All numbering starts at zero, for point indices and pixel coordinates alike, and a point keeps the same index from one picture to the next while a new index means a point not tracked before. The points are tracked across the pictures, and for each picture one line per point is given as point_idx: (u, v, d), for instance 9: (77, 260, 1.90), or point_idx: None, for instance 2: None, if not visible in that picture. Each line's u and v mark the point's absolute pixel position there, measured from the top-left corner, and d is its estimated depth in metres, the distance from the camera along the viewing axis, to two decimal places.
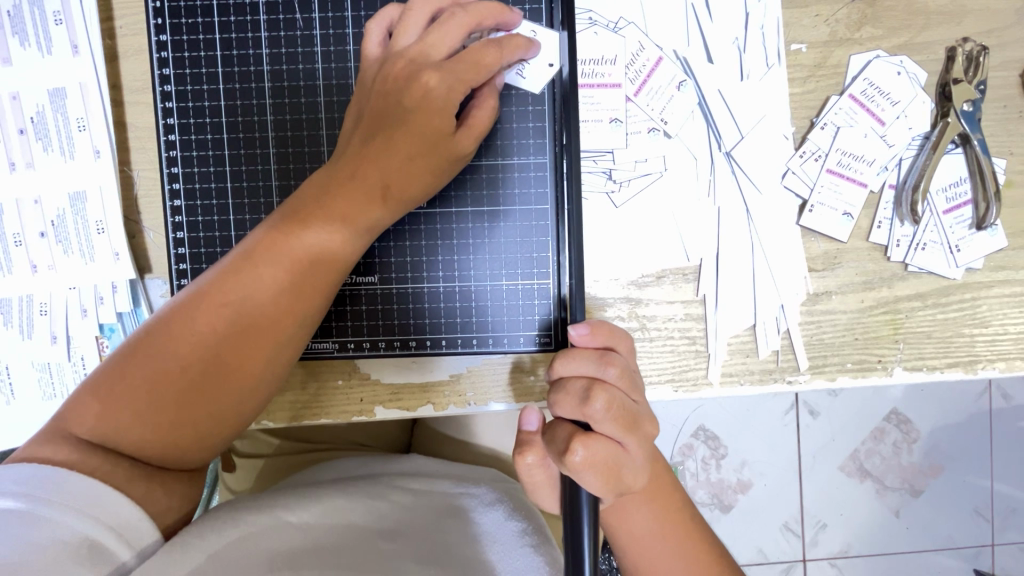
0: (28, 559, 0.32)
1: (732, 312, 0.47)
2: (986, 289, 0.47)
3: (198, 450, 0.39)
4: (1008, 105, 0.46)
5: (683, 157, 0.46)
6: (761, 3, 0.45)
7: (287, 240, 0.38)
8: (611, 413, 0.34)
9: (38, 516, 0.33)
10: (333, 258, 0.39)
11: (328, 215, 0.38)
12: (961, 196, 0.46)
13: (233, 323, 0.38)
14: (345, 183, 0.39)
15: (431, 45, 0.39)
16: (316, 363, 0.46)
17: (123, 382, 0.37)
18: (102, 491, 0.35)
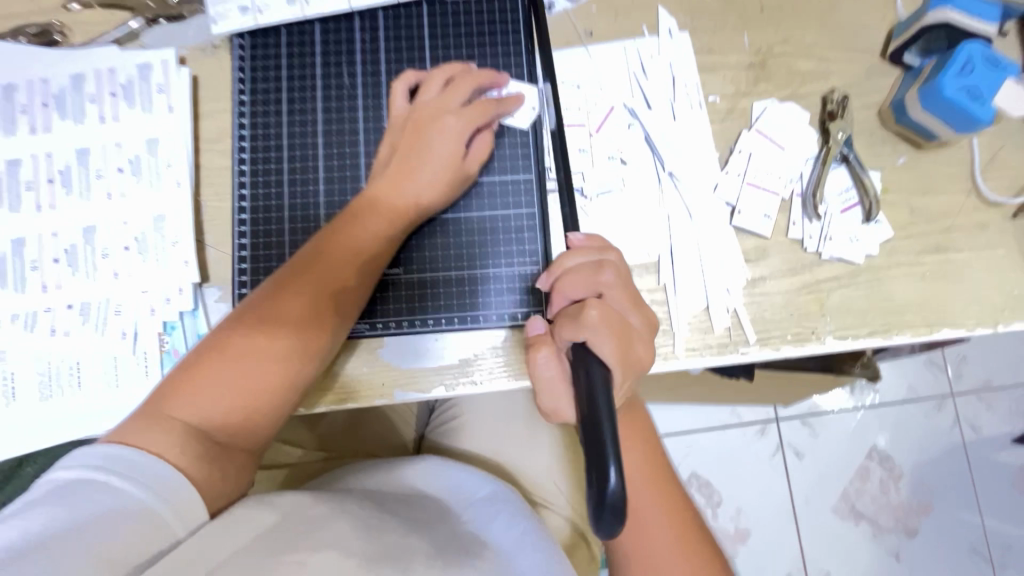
0: (102, 523, 0.38)
1: (688, 297, 0.58)
2: (886, 270, 0.59)
3: (261, 417, 0.48)
4: (873, 133, 0.61)
5: (637, 176, 0.60)
6: (683, 69, 0.62)
7: (339, 248, 0.50)
8: (618, 283, 0.47)
9: (114, 486, 0.40)
10: (373, 259, 0.52)
11: (370, 226, 0.51)
12: (851, 200, 0.60)
13: (297, 316, 0.49)
14: (382, 201, 0.52)
15: (446, 97, 0.54)
16: (350, 343, 0.56)
17: (212, 359, 0.48)
18: (161, 470, 0.42)
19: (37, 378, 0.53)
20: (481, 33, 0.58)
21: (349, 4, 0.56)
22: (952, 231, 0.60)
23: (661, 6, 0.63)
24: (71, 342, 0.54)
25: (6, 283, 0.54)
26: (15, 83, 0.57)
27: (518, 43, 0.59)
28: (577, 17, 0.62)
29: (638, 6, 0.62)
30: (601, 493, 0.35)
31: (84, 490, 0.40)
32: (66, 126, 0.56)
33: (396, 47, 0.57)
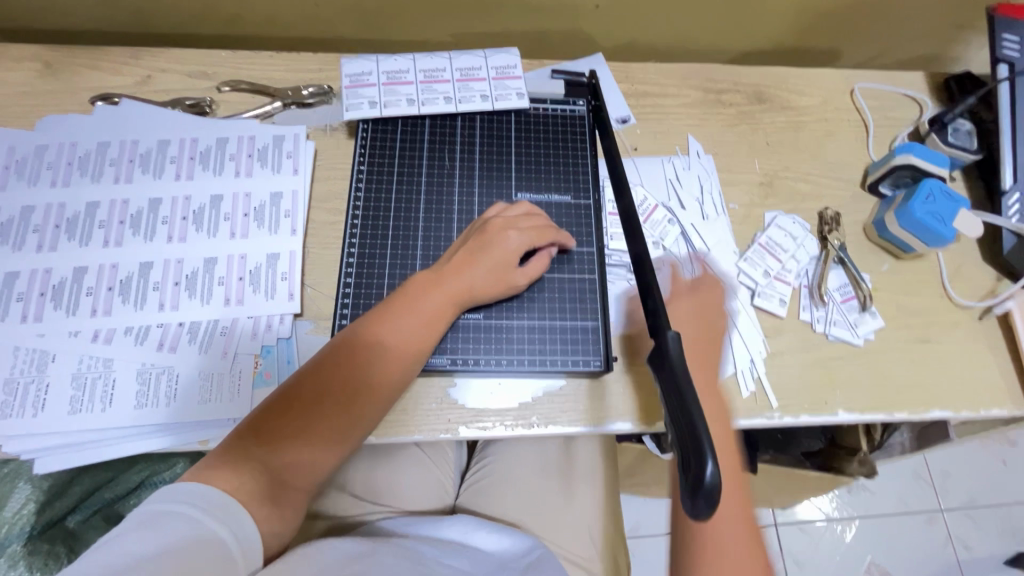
0: (193, 547, 0.41)
1: (719, 363, 0.67)
2: (883, 355, 0.70)
3: (318, 457, 0.54)
4: (860, 244, 0.76)
5: (674, 260, 0.72)
6: (710, 181, 0.77)
7: (408, 330, 0.58)
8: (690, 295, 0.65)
9: (196, 517, 0.44)
10: (430, 327, 0.58)
11: (429, 301, 0.59)
12: (848, 293, 0.72)
13: (365, 387, 0.56)
14: (439, 281, 0.60)
15: (508, 216, 0.64)
16: (428, 376, 0.62)
17: (285, 416, 0.53)
18: (232, 505, 0.46)
19: (135, 387, 0.57)
20: (556, 137, 0.73)
21: (455, 107, 0.71)
22: (932, 326, 0.72)
23: (690, 134, 0.80)
24: (174, 357, 0.59)
25: (128, 299, 0.60)
26: (169, 139, 0.68)
27: (584, 146, 0.73)
28: (625, 136, 0.79)
29: (673, 133, 0.80)
30: (696, 483, 0.36)
31: (175, 517, 0.43)
32: (205, 176, 0.67)
33: (488, 143, 0.72)
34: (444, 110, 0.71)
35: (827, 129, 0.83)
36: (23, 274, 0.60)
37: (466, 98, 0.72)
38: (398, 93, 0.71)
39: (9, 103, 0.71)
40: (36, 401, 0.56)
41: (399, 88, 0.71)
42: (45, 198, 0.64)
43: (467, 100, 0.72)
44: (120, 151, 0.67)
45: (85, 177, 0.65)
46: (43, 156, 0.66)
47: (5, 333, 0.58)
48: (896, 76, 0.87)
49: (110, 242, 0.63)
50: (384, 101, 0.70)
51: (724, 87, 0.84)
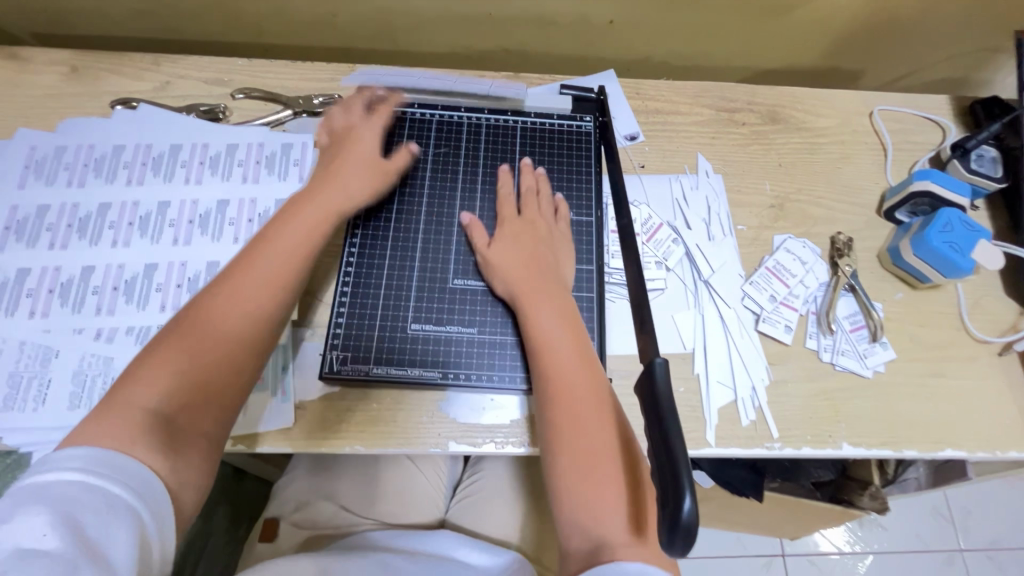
0: (85, 521, 0.40)
1: (719, 389, 0.65)
2: (893, 388, 0.67)
3: (215, 394, 0.51)
4: (874, 271, 0.73)
5: (677, 280, 0.70)
6: (718, 202, 0.75)
7: (294, 242, 0.58)
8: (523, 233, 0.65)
9: (100, 495, 0.41)
10: (298, 253, 0.57)
11: (295, 228, 0.59)
12: (858, 322, 0.70)
13: (251, 311, 0.54)
14: (285, 214, 0.60)
15: (349, 121, 0.69)
16: (420, 388, 0.62)
17: (165, 358, 0.50)
18: (136, 473, 0.44)
19: None
20: (561, 152, 0.72)
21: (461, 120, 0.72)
22: (947, 360, 0.69)
23: (700, 153, 0.78)
24: None
25: (131, 299, 0.62)
26: (181, 144, 0.70)
27: (589, 163, 0.72)
28: (633, 153, 0.77)
29: (682, 151, 0.78)
30: (673, 518, 0.36)
31: (66, 487, 0.41)
32: (214, 181, 0.68)
33: (493, 157, 0.72)
34: (455, 116, 0.73)
35: (843, 151, 0.81)
36: (34, 270, 0.62)
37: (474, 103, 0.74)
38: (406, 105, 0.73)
39: (34, 105, 0.74)
40: (37, 395, 0.57)
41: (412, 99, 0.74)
42: (60, 198, 0.66)
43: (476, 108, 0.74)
44: (134, 154, 0.69)
45: (99, 179, 0.67)
46: (61, 157, 0.68)
47: (14, 328, 0.60)
48: (918, 99, 0.84)
49: (118, 243, 0.64)
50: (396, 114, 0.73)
51: (737, 106, 0.82)
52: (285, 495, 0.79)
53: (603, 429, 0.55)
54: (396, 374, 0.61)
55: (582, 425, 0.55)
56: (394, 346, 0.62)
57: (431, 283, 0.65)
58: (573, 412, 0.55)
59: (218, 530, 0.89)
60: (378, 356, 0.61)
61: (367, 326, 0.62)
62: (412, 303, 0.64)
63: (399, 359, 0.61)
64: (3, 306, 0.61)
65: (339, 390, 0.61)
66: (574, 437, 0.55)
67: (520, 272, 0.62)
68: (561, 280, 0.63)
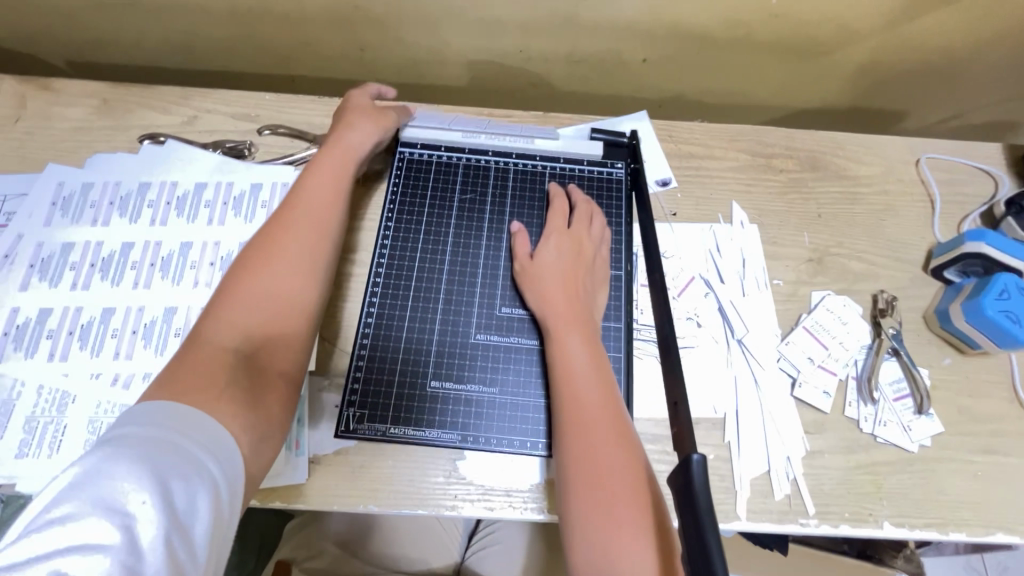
0: (180, 488, 0.35)
1: (751, 458, 0.62)
2: (940, 463, 0.63)
3: (289, 333, 0.51)
4: (920, 333, 0.69)
5: (709, 338, 0.67)
6: (753, 254, 0.72)
7: (326, 190, 0.60)
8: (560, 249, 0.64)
9: (188, 461, 0.37)
10: (331, 211, 0.59)
11: (327, 184, 0.60)
12: (902, 389, 0.66)
13: (301, 253, 0.55)
14: (322, 175, 0.61)
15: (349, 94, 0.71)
16: (437, 448, 0.60)
17: (223, 312, 0.49)
18: (221, 435, 0.41)
19: None
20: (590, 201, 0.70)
21: None
22: (999, 434, 0.64)
23: (735, 201, 0.75)
24: None
25: (149, 343, 0.61)
26: (206, 182, 0.69)
27: (618, 213, 0.70)
28: (665, 200, 0.75)
29: (716, 199, 0.75)
30: None
31: (151, 450, 0.36)
32: (236, 222, 0.67)
33: (520, 205, 0.70)
34: (481, 144, 0.72)
35: (888, 202, 0.77)
36: (56, 311, 0.62)
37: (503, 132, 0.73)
38: None
39: (66, 138, 0.75)
40: (51, 442, 0.56)
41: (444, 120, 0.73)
42: (85, 236, 0.66)
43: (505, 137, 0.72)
44: (159, 192, 0.69)
45: (124, 217, 0.67)
46: (88, 194, 0.68)
47: (32, 371, 0.59)
48: (969, 148, 0.80)
49: (139, 284, 0.64)
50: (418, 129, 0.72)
51: (775, 151, 0.79)
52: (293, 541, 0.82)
53: (621, 459, 0.52)
54: (413, 434, 0.59)
55: (599, 456, 0.52)
56: (412, 405, 0.60)
57: (452, 338, 0.63)
58: (590, 442, 0.53)
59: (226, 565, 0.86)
60: (395, 415, 0.60)
61: (386, 382, 0.61)
62: (432, 359, 0.62)
63: (417, 419, 0.60)
64: (23, 347, 0.60)
65: (355, 447, 0.59)
66: (588, 470, 0.51)
67: (554, 296, 0.61)
68: (593, 306, 0.61)
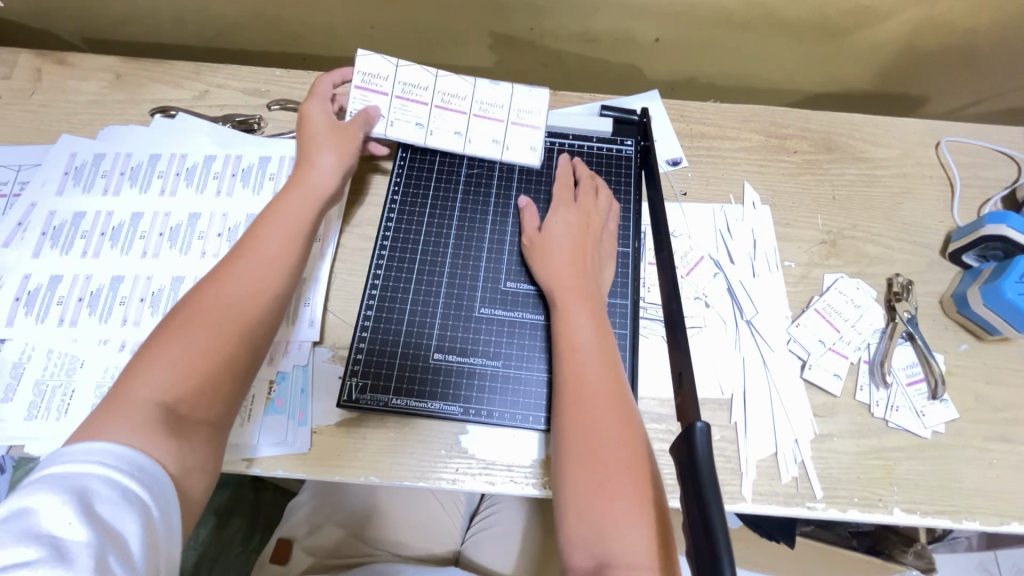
0: (109, 510, 0.38)
1: (758, 440, 0.61)
2: (953, 450, 0.61)
3: (232, 361, 0.49)
4: (936, 318, 0.67)
5: (718, 319, 0.66)
6: (764, 235, 0.71)
7: (285, 209, 0.58)
8: (570, 219, 0.63)
9: (117, 483, 0.40)
10: (292, 240, 0.57)
11: (292, 204, 0.59)
12: (916, 374, 0.64)
13: (255, 276, 0.53)
14: (291, 191, 0.60)
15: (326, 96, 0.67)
16: (438, 421, 0.59)
17: (168, 336, 0.49)
18: (154, 464, 0.42)
19: None
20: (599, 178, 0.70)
21: (501, 152, 0.69)
22: (1016, 423, 0.62)
23: (747, 181, 0.74)
24: None
25: (156, 310, 0.61)
26: (215, 155, 0.70)
27: (627, 191, 0.69)
28: (676, 179, 0.73)
29: (728, 179, 0.74)
30: None
31: (84, 476, 0.39)
32: (244, 194, 0.68)
33: (527, 181, 0.69)
34: (490, 153, 0.69)
35: (905, 185, 0.75)
36: (66, 278, 0.63)
37: (515, 141, 0.69)
38: (447, 122, 0.69)
39: (80, 111, 0.75)
40: (60, 405, 0.57)
41: (449, 117, 0.69)
42: (97, 206, 0.67)
43: (516, 148, 0.69)
44: (169, 164, 0.69)
45: (135, 188, 0.68)
46: (100, 165, 0.69)
47: (42, 336, 0.60)
48: (991, 131, 0.78)
49: (148, 253, 0.64)
50: (392, 118, 0.68)
51: (790, 132, 0.77)
52: (295, 520, 0.80)
53: (620, 432, 0.51)
54: (416, 406, 0.59)
55: (600, 427, 0.51)
56: (416, 376, 0.60)
57: (457, 310, 0.63)
58: (590, 413, 0.52)
59: (232, 541, 0.87)
60: (398, 386, 0.60)
61: (389, 353, 0.61)
62: (436, 331, 0.62)
63: (419, 390, 0.60)
64: (34, 313, 0.61)
65: (357, 418, 0.59)
66: (586, 442, 0.51)
67: (563, 267, 0.60)
68: (599, 282, 0.61)
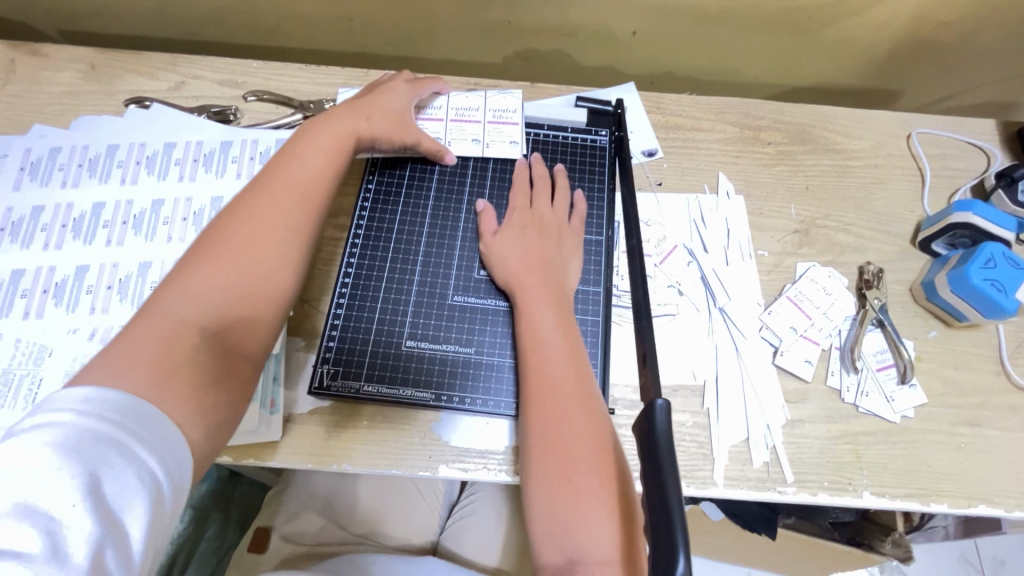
0: (114, 493, 0.34)
1: (730, 426, 0.61)
2: (922, 434, 0.62)
3: (254, 314, 0.48)
4: (905, 305, 0.68)
5: (692, 307, 0.67)
6: (737, 225, 0.71)
7: (308, 159, 0.57)
8: (524, 222, 0.63)
9: (131, 457, 0.36)
10: (317, 195, 0.56)
11: (314, 155, 0.57)
12: (886, 360, 0.65)
13: (280, 226, 0.52)
14: (314, 140, 0.58)
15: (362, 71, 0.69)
16: (412, 408, 0.59)
17: (189, 279, 0.47)
18: (170, 427, 0.39)
19: None
20: (572, 168, 0.70)
21: (482, 150, 0.69)
22: (984, 407, 0.63)
23: (722, 172, 0.74)
24: None
25: (124, 297, 0.61)
26: (175, 142, 0.69)
27: (602, 180, 0.70)
28: (651, 170, 0.74)
29: (702, 169, 0.75)
30: None
31: (93, 443, 0.35)
32: (207, 178, 0.67)
33: (501, 169, 0.69)
34: (472, 152, 0.69)
35: (877, 176, 0.76)
36: (29, 271, 0.62)
37: (495, 139, 0.70)
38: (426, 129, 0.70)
39: (52, 102, 0.75)
40: (27, 394, 0.56)
41: (426, 125, 0.70)
42: (55, 198, 0.66)
43: (497, 144, 0.70)
44: (128, 153, 0.69)
45: (93, 179, 0.67)
46: (56, 159, 0.68)
47: (5, 329, 0.59)
48: (961, 123, 0.79)
49: (112, 242, 0.64)
50: None
51: (764, 124, 0.78)
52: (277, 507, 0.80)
53: (590, 426, 0.52)
54: (387, 392, 0.59)
55: (562, 423, 0.52)
56: (387, 364, 0.60)
57: (428, 301, 0.63)
58: (554, 410, 0.53)
59: (212, 535, 0.88)
60: (370, 372, 0.60)
61: (361, 342, 0.61)
62: (407, 321, 0.62)
63: (391, 377, 0.60)
64: None
65: (329, 406, 0.59)
66: (550, 436, 0.52)
67: (520, 266, 0.60)
68: (565, 276, 0.61)
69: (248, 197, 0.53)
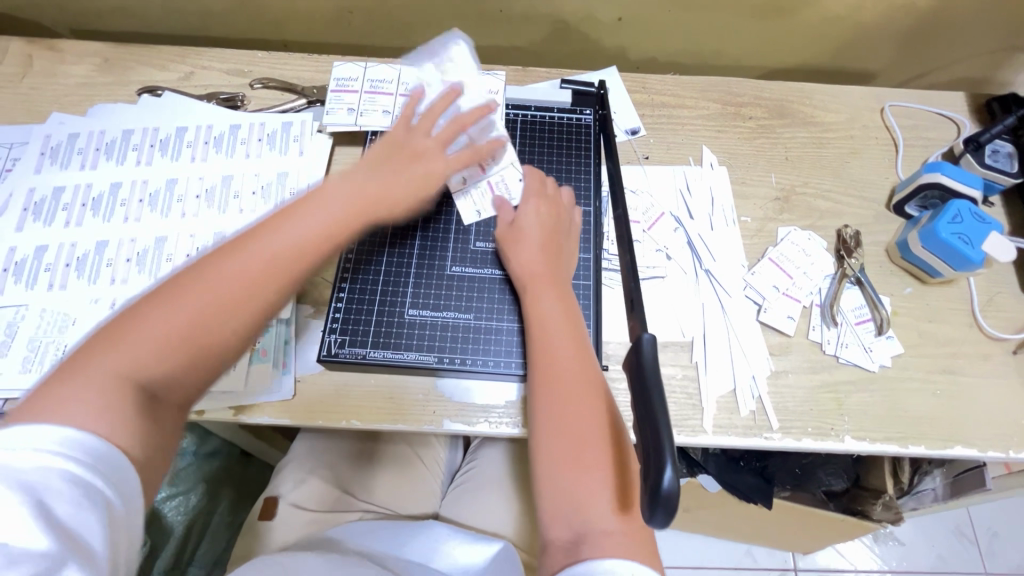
0: (69, 511, 0.38)
1: (717, 377, 0.65)
2: (900, 382, 0.65)
3: (202, 369, 0.47)
4: (883, 264, 0.72)
5: (678, 270, 0.70)
6: (721, 194, 0.75)
7: (304, 213, 0.53)
8: (536, 212, 0.65)
9: (75, 479, 0.39)
10: (300, 256, 0.51)
11: (313, 203, 0.54)
12: (864, 315, 0.68)
13: (244, 285, 0.48)
14: (327, 190, 0.55)
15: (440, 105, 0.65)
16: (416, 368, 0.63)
17: (147, 321, 0.46)
18: (121, 458, 0.42)
19: None
20: (562, 143, 0.74)
21: None
22: (958, 356, 0.67)
23: (705, 145, 0.78)
24: None
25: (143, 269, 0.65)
26: (187, 126, 0.73)
27: (590, 152, 0.74)
28: (638, 145, 0.78)
29: (687, 143, 0.79)
30: (653, 490, 0.36)
31: (44, 472, 0.38)
32: (218, 158, 0.71)
33: None
34: None
35: (853, 146, 0.80)
36: (51, 247, 0.66)
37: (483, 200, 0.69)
38: (376, 104, 0.73)
39: (70, 93, 0.79)
40: (53, 359, 0.60)
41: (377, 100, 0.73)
42: (74, 179, 0.70)
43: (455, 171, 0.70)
44: (142, 137, 0.72)
45: (110, 161, 0.71)
46: (75, 143, 0.72)
47: (30, 299, 0.63)
48: (932, 96, 0.83)
49: (129, 218, 0.68)
50: (362, 109, 0.72)
51: (745, 100, 0.82)
52: (280, 478, 0.82)
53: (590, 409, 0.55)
54: (392, 357, 0.62)
55: (572, 420, 0.55)
56: (391, 330, 0.63)
57: (428, 276, 0.66)
58: (562, 404, 0.55)
59: (222, 510, 0.89)
60: (375, 339, 0.63)
61: (367, 311, 0.64)
62: (409, 293, 0.65)
63: (396, 342, 0.63)
64: (23, 279, 0.64)
65: (337, 369, 0.63)
66: (562, 420, 0.55)
67: (533, 264, 0.62)
68: (568, 272, 0.64)
69: (232, 243, 0.51)
